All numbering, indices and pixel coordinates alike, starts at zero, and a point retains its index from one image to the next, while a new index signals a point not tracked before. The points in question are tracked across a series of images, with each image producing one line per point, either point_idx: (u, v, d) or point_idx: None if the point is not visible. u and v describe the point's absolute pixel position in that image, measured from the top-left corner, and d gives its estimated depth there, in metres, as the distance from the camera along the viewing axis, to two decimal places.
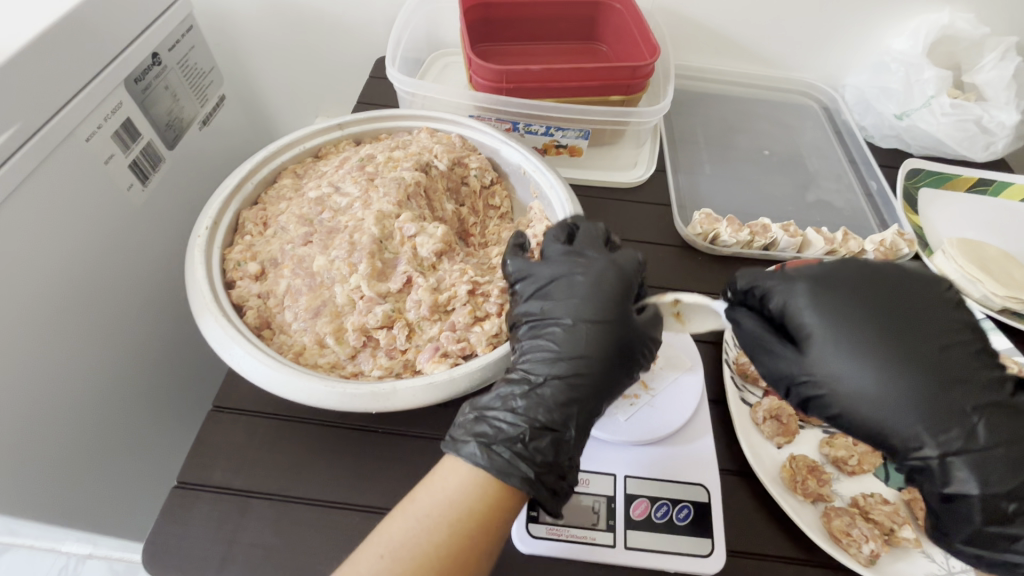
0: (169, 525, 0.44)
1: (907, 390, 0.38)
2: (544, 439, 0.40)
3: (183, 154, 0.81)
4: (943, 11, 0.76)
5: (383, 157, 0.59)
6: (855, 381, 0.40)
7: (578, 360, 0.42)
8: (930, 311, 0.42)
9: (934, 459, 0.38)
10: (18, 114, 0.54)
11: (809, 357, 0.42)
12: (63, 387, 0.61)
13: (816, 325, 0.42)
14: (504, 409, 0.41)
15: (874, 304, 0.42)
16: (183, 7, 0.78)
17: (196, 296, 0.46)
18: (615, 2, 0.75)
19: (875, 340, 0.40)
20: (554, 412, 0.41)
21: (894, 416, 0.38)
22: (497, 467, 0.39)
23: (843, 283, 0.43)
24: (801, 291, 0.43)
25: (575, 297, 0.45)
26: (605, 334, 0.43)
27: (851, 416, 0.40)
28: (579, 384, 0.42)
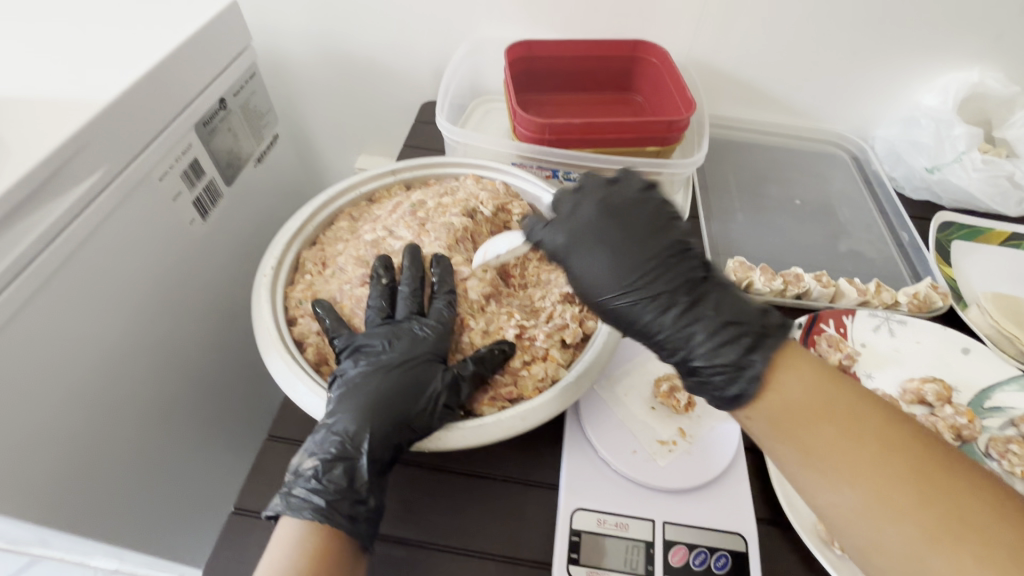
0: (226, 550, 0.47)
1: (623, 290, 0.42)
2: (336, 468, 0.42)
3: (239, 189, 0.86)
4: (972, 69, 0.79)
5: (433, 203, 0.63)
6: (577, 286, 0.45)
7: (370, 400, 0.45)
8: (649, 232, 0.44)
9: (692, 360, 0.41)
10: (104, 159, 0.59)
11: (565, 273, 0.45)
12: (118, 410, 0.64)
13: (569, 251, 0.45)
14: (305, 454, 0.43)
15: (643, 263, 0.43)
16: (250, 56, 0.84)
17: (263, 333, 0.50)
18: (652, 57, 0.80)
19: (599, 257, 0.44)
20: (341, 443, 0.43)
21: (612, 315, 0.44)
22: (292, 506, 0.40)
23: (610, 212, 0.45)
24: (581, 220, 0.45)
25: (392, 350, 0.49)
26: (410, 374, 0.47)
27: (598, 315, 0.45)
28: (381, 418, 0.45)
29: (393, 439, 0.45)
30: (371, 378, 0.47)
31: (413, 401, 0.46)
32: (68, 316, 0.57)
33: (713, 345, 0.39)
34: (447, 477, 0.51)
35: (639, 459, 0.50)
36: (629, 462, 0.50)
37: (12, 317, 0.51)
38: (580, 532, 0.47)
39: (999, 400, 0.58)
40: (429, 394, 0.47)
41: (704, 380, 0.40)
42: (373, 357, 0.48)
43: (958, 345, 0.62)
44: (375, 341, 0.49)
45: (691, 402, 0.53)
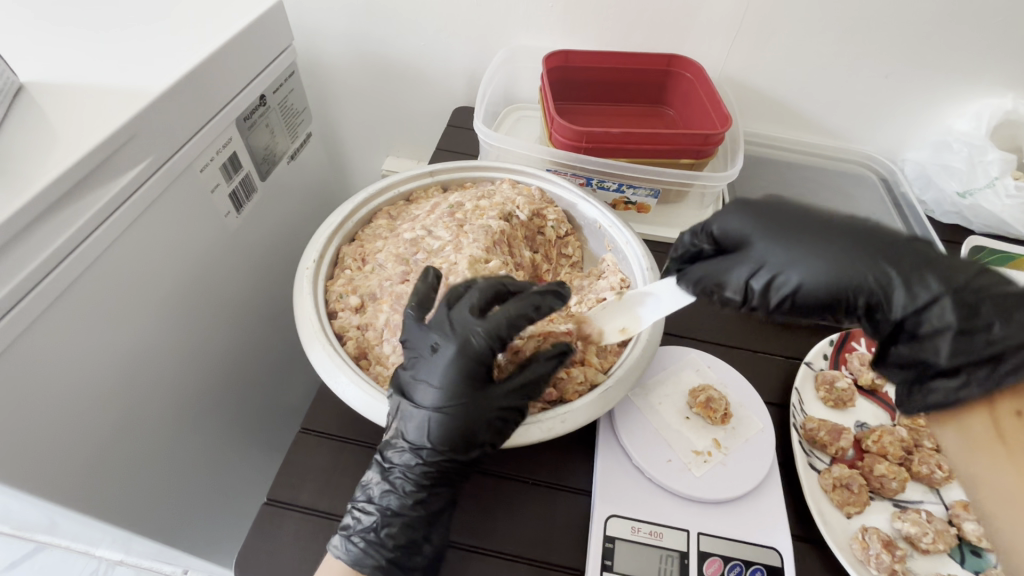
0: (258, 541, 0.46)
1: (849, 257, 0.44)
2: (396, 524, 0.45)
3: (272, 184, 0.87)
4: (1006, 96, 0.79)
5: (471, 205, 0.63)
6: (790, 256, 0.45)
7: (420, 449, 0.45)
8: (811, 207, 0.48)
9: (940, 302, 0.41)
10: (151, 149, 0.60)
11: (756, 253, 0.46)
12: (146, 397, 0.65)
13: (748, 230, 0.47)
14: (365, 500, 0.46)
15: (795, 219, 0.46)
16: (291, 55, 0.85)
17: (305, 326, 0.50)
18: (687, 71, 0.81)
19: (808, 231, 0.45)
20: (405, 498, 0.45)
21: (842, 277, 0.44)
22: (352, 558, 0.43)
23: (759, 199, 0.49)
24: (735, 211, 0.48)
25: (433, 380, 0.45)
26: (457, 413, 0.45)
27: (813, 283, 0.44)
28: (429, 471, 0.45)
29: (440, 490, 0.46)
30: (425, 417, 0.45)
31: (457, 448, 0.45)
32: (106, 302, 0.57)
33: (977, 275, 0.41)
34: (479, 477, 0.51)
35: (673, 468, 0.50)
36: (663, 470, 0.50)
37: (56, 299, 0.51)
38: (614, 539, 0.47)
39: None
40: (476, 440, 0.45)
41: (986, 316, 0.40)
42: (417, 390, 0.45)
43: None
44: (413, 365, 0.46)
45: (727, 414, 0.53)
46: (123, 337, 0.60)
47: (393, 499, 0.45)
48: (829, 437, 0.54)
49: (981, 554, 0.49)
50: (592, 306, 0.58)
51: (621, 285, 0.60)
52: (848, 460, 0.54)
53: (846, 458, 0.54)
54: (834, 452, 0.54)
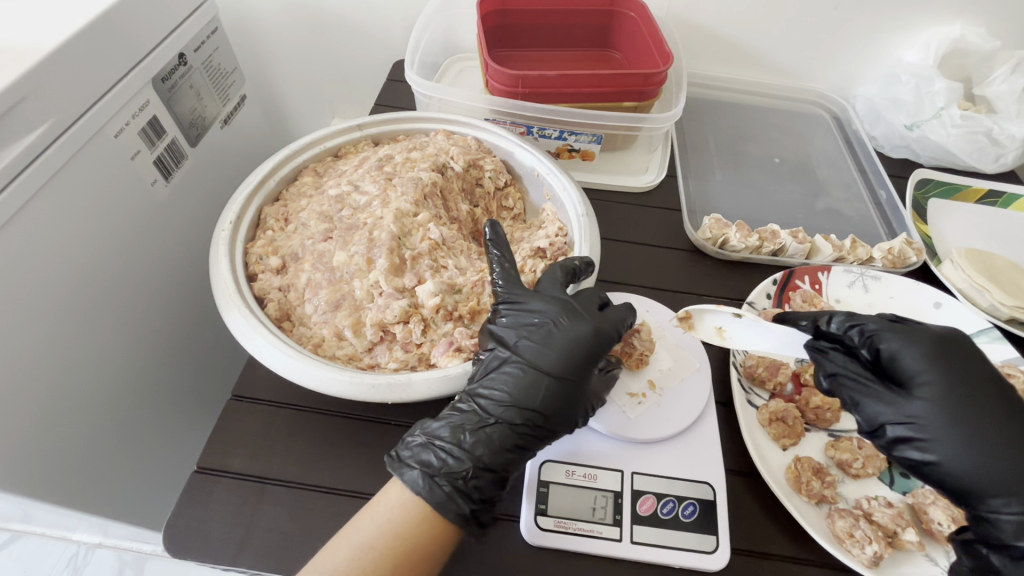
0: (190, 509, 0.46)
1: (1010, 455, 0.40)
2: (484, 478, 0.42)
3: (204, 151, 0.83)
4: (955, 23, 0.77)
5: (401, 158, 0.60)
6: (942, 425, 0.42)
7: (525, 410, 0.44)
8: (1000, 386, 0.44)
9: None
10: (50, 112, 0.56)
11: (911, 402, 0.44)
12: (81, 376, 0.62)
13: (925, 373, 0.44)
14: (451, 441, 0.43)
15: (976, 394, 0.43)
16: (210, 9, 0.79)
17: (221, 288, 0.49)
18: (630, 10, 0.77)
19: (980, 405, 0.42)
20: (499, 454, 0.43)
21: (982, 475, 0.40)
22: (436, 500, 0.40)
23: (956, 344, 0.45)
24: (921, 345, 0.45)
25: (555, 350, 0.46)
26: (561, 384, 0.45)
27: (949, 465, 0.41)
28: (527, 434, 0.44)
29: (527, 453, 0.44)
30: (537, 378, 0.45)
31: (542, 424, 0.44)
32: (21, 280, 0.54)
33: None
34: None
35: (611, 412, 0.50)
36: (600, 414, 0.50)
37: None
38: (548, 483, 0.47)
39: None
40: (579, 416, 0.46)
41: None
42: (529, 352, 0.46)
43: (929, 301, 0.62)
44: (539, 330, 0.47)
45: (643, 358, 0.53)
46: (47, 315, 0.57)
47: (490, 445, 0.43)
48: (767, 374, 0.54)
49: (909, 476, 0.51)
50: (526, 256, 0.58)
51: (558, 234, 0.59)
52: (786, 395, 0.55)
53: (784, 394, 0.54)
54: (772, 387, 0.54)
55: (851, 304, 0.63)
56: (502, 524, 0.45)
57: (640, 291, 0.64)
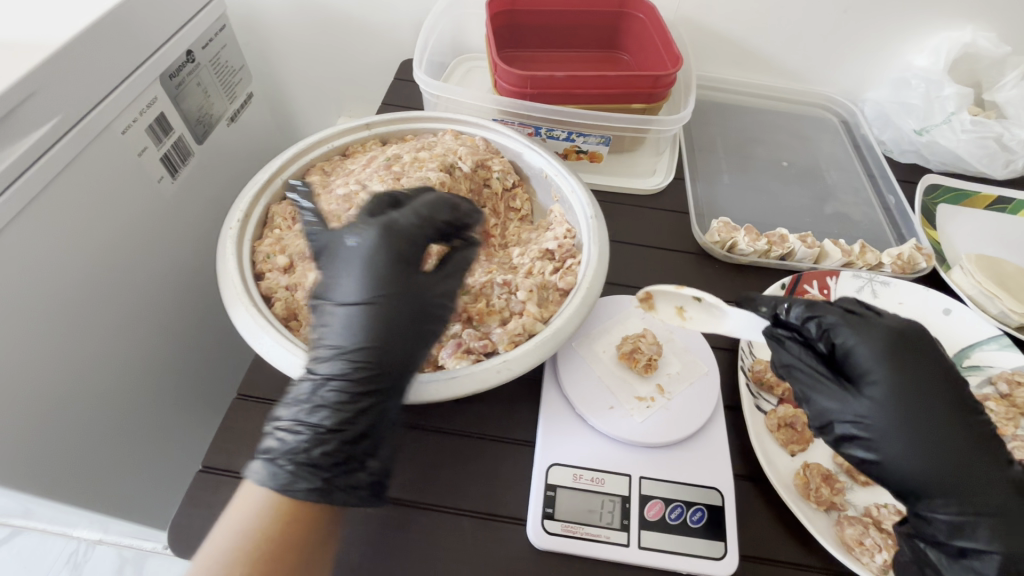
0: (194, 508, 0.45)
1: (949, 456, 0.41)
2: (331, 442, 0.41)
3: (210, 148, 0.82)
4: (966, 28, 0.77)
5: (409, 157, 0.60)
6: (888, 426, 0.41)
7: (355, 359, 0.42)
8: (951, 383, 0.43)
9: (983, 554, 0.40)
10: (58, 108, 0.56)
11: (860, 401, 0.43)
12: (86, 372, 0.62)
13: (877, 371, 0.43)
14: (293, 418, 0.41)
15: (929, 393, 0.42)
16: (219, 7, 0.79)
17: (228, 287, 0.49)
18: (639, 12, 0.77)
19: (926, 404, 0.41)
20: (328, 416, 0.41)
21: (924, 477, 0.41)
22: (277, 481, 0.39)
23: (909, 338, 0.44)
24: (875, 342, 0.43)
25: (357, 277, 0.43)
26: (375, 322, 0.42)
27: (889, 465, 0.42)
28: (359, 383, 0.42)
29: (372, 401, 0.42)
30: (354, 324, 0.42)
31: (377, 367, 0.42)
32: (26, 276, 0.54)
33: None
34: (416, 433, 0.50)
35: (618, 416, 0.50)
36: (608, 419, 0.49)
37: None
38: (556, 487, 0.46)
39: (976, 359, 0.59)
40: (400, 350, 0.43)
41: None
42: (342, 291, 0.43)
43: (939, 308, 0.62)
44: (336, 265, 0.45)
45: (653, 362, 0.52)
46: (53, 311, 0.57)
47: (331, 408, 0.41)
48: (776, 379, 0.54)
49: None
50: (535, 257, 0.57)
51: (566, 235, 0.59)
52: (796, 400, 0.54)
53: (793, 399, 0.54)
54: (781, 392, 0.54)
55: None
56: (509, 527, 0.45)
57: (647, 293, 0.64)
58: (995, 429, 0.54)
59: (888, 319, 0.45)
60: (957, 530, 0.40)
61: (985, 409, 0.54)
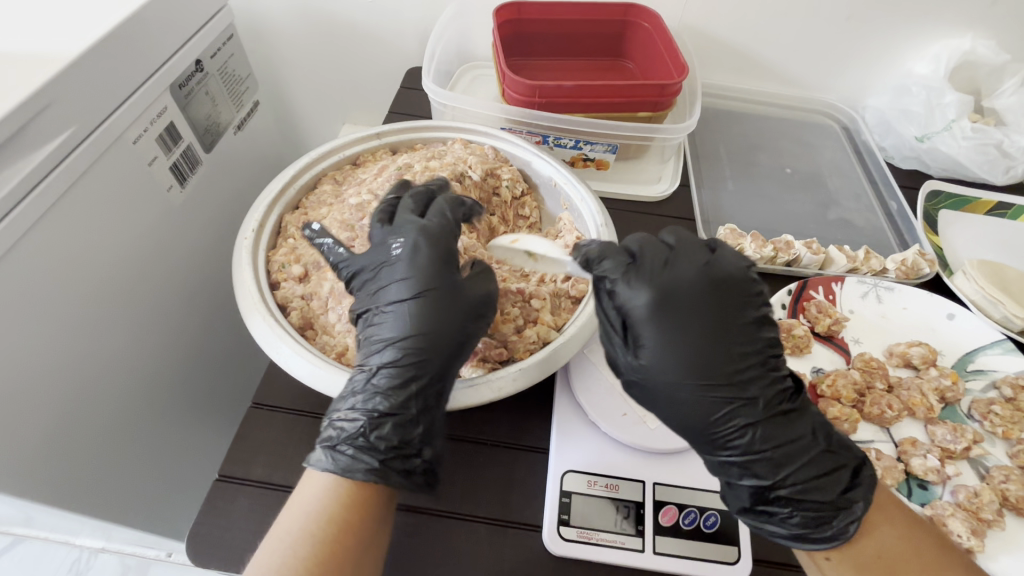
0: (210, 518, 0.46)
1: (713, 402, 0.41)
2: (386, 424, 0.42)
3: (218, 156, 0.83)
4: (965, 36, 0.78)
5: (420, 166, 0.61)
6: (661, 377, 0.41)
7: (405, 348, 0.43)
8: (732, 330, 0.42)
9: (754, 483, 0.41)
10: (72, 119, 0.56)
11: (642, 354, 0.42)
12: (99, 381, 0.62)
13: (649, 329, 0.42)
14: (348, 406, 0.42)
15: (694, 341, 0.41)
16: (227, 16, 0.80)
17: (245, 297, 0.49)
18: (643, 21, 0.78)
19: (706, 354, 0.41)
20: (392, 397, 0.42)
21: (695, 424, 0.42)
22: (341, 466, 0.40)
23: (688, 284, 0.43)
24: (644, 298, 0.42)
25: (407, 277, 0.45)
26: (426, 313, 0.44)
27: (675, 415, 0.42)
28: (410, 367, 0.43)
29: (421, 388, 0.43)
30: (406, 314, 0.44)
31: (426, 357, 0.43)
32: (39, 287, 0.54)
33: (808, 477, 0.41)
34: None
35: (630, 423, 0.50)
36: (620, 426, 0.50)
37: None
38: (571, 494, 0.47)
39: (981, 363, 0.60)
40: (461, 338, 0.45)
41: (783, 510, 0.41)
42: (388, 295, 0.45)
43: (942, 312, 0.63)
44: (385, 267, 0.46)
45: None
46: (66, 320, 0.57)
47: (387, 392, 0.42)
48: None
49: (927, 487, 0.52)
50: None
51: (576, 243, 0.60)
52: None
53: None
54: None
55: (865, 314, 0.63)
56: (526, 534, 0.46)
57: None
58: (1001, 433, 0.54)
59: (671, 270, 0.43)
60: (746, 469, 0.41)
61: (991, 412, 0.55)
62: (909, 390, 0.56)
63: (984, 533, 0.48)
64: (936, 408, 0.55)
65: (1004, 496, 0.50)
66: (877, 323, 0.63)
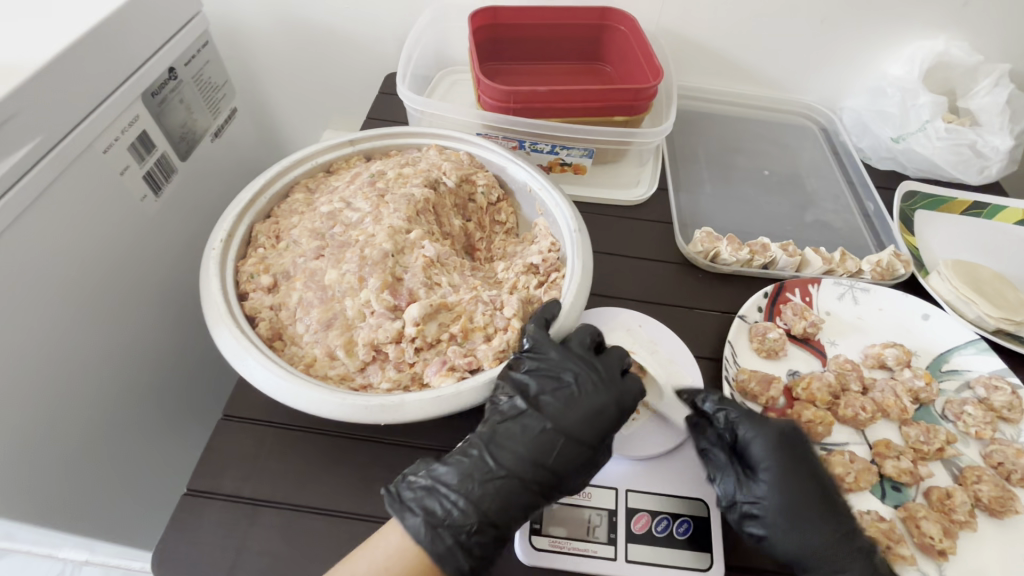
0: (177, 534, 0.45)
1: (819, 540, 0.44)
2: (478, 531, 0.42)
3: (195, 164, 0.82)
4: (939, 37, 0.79)
5: (394, 174, 0.60)
6: (776, 509, 0.45)
7: (539, 468, 0.44)
8: (821, 483, 0.46)
9: None
10: (39, 129, 0.55)
11: (755, 486, 0.46)
12: (67, 394, 0.61)
13: (765, 464, 0.46)
14: (450, 491, 0.43)
15: (814, 483, 0.46)
16: (201, 23, 0.79)
17: (212, 308, 0.48)
18: (620, 24, 0.78)
19: (812, 494, 0.45)
20: (499, 505, 0.43)
21: (796, 558, 0.44)
22: (439, 553, 0.41)
23: (792, 436, 0.48)
24: (767, 436, 0.47)
25: (574, 413, 0.46)
26: (591, 446, 0.45)
27: (778, 540, 0.44)
28: (551, 486, 0.44)
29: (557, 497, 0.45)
30: (572, 425, 0.45)
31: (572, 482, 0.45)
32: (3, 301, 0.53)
33: None
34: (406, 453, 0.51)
35: None
36: None
37: None
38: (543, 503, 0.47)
39: (955, 363, 0.60)
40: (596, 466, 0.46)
41: None
42: (547, 410, 0.46)
43: (917, 313, 0.63)
44: (558, 386, 0.47)
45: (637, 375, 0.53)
46: (33, 333, 0.57)
47: (488, 497, 0.43)
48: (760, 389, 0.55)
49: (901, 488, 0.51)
50: (519, 272, 0.58)
51: (550, 250, 0.59)
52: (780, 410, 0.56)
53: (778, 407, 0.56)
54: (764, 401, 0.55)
55: (841, 316, 0.64)
56: None
57: (632, 304, 0.64)
58: (973, 433, 0.54)
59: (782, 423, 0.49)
60: None
61: (964, 413, 0.55)
62: (883, 391, 0.56)
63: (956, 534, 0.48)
64: (909, 409, 0.55)
65: (977, 497, 0.50)
66: (853, 325, 0.63)
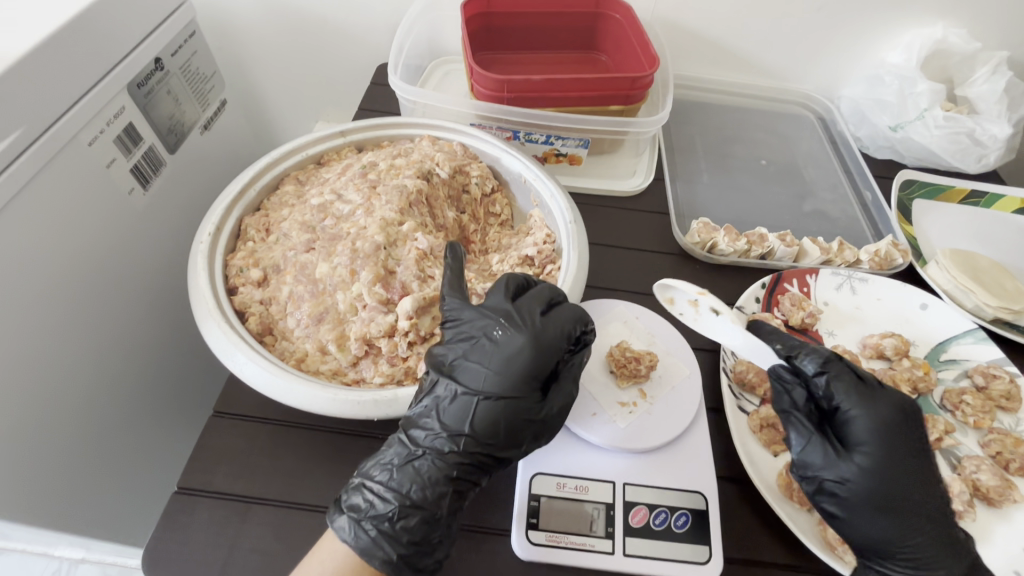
0: (168, 531, 0.44)
1: (914, 482, 0.42)
2: (413, 516, 0.41)
3: (184, 157, 0.81)
4: (937, 24, 0.78)
5: (385, 165, 0.59)
6: (882, 440, 0.43)
7: (457, 437, 0.42)
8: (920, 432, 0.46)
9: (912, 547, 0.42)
10: (22, 119, 0.54)
11: (864, 415, 0.44)
12: (55, 392, 0.60)
13: (872, 395, 0.45)
14: (381, 480, 0.42)
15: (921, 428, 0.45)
16: (188, 12, 0.77)
17: (199, 303, 0.48)
18: (615, 12, 0.77)
19: (914, 436, 0.44)
20: (427, 489, 0.41)
21: (888, 491, 0.42)
22: (362, 546, 0.40)
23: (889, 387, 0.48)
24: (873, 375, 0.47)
25: (487, 368, 0.43)
26: (502, 413, 0.42)
27: (855, 522, 0.42)
28: (460, 460, 0.42)
29: (500, 459, 0.43)
30: (481, 391, 0.42)
31: (508, 440, 0.43)
32: None
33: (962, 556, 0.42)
34: None
35: (599, 422, 0.50)
36: (590, 424, 0.49)
37: None
38: (540, 497, 0.46)
39: (953, 353, 0.60)
40: (523, 434, 0.43)
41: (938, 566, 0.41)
42: (467, 376, 0.43)
43: (915, 303, 0.63)
44: (472, 342, 0.45)
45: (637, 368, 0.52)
46: (18, 330, 0.55)
47: (419, 479, 0.41)
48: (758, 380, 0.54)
49: None
50: (513, 265, 0.58)
51: (545, 241, 0.58)
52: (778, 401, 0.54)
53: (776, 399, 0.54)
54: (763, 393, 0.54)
55: (839, 306, 0.63)
56: (493, 539, 0.45)
57: (628, 296, 0.64)
58: (972, 422, 0.54)
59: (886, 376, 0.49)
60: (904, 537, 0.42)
61: (962, 403, 0.55)
62: (882, 381, 0.56)
63: (954, 523, 0.48)
64: None
65: (975, 486, 0.50)
66: (851, 315, 0.62)
